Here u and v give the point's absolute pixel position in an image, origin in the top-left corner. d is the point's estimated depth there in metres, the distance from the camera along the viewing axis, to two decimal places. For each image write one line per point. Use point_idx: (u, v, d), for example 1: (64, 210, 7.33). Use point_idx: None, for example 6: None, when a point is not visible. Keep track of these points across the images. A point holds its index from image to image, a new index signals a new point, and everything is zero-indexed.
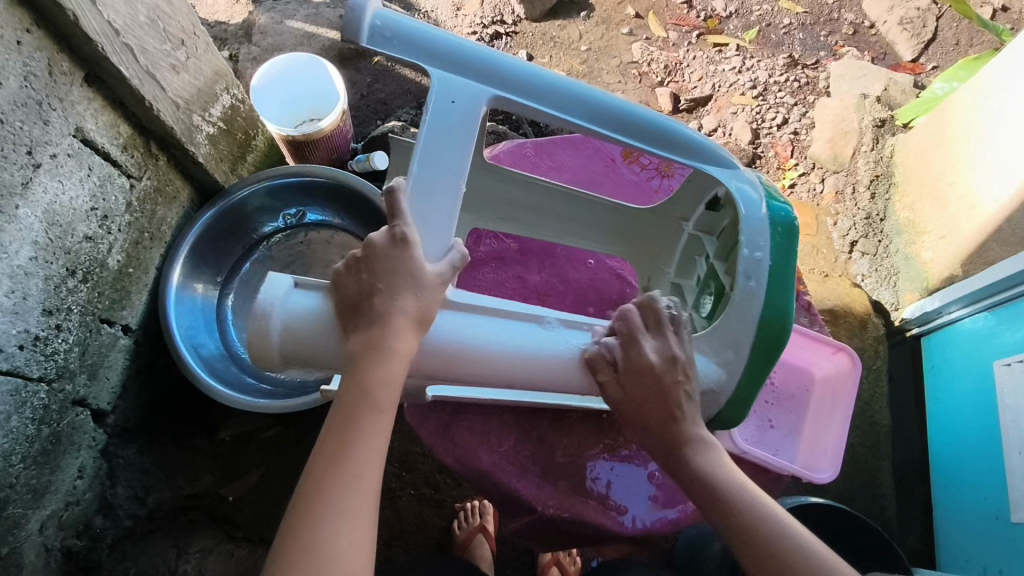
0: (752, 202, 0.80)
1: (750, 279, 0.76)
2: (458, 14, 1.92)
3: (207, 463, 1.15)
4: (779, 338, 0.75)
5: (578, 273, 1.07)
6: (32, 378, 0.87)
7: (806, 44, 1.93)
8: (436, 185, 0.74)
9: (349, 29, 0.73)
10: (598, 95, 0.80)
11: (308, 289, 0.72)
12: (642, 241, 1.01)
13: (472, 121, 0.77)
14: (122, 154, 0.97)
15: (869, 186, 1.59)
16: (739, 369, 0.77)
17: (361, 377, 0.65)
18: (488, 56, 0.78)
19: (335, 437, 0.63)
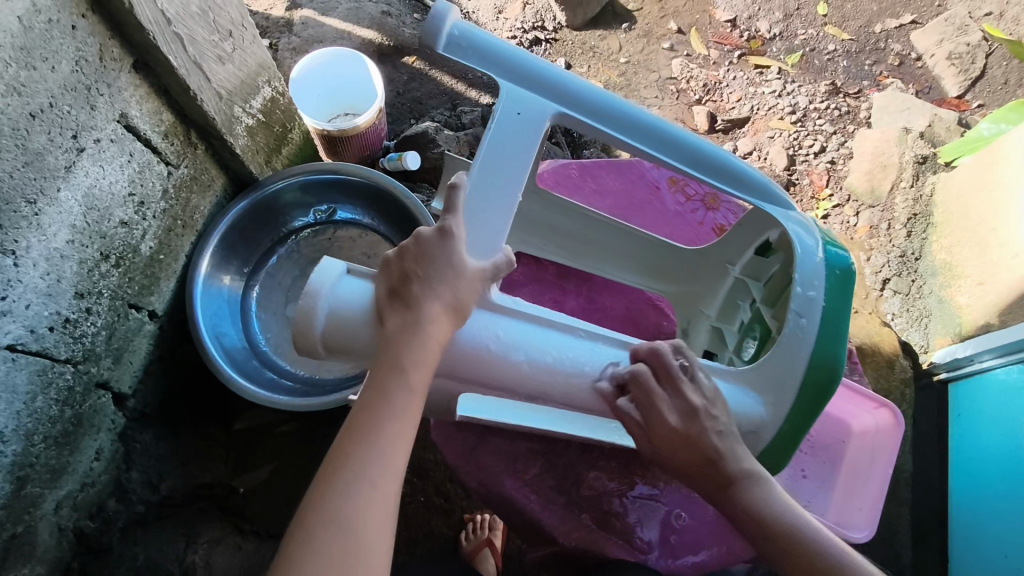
0: (809, 246, 0.79)
1: (801, 318, 0.74)
2: (499, 18, 1.92)
3: (221, 453, 1.15)
4: (829, 385, 0.73)
5: (615, 301, 1.04)
6: (59, 359, 0.87)
7: (850, 72, 1.90)
8: (492, 191, 0.73)
9: (428, 35, 0.73)
10: (664, 123, 0.80)
11: (358, 277, 0.71)
12: (684, 279, 1.00)
13: (536, 134, 0.76)
14: (162, 142, 0.97)
15: (906, 224, 1.55)
16: (785, 412, 0.75)
17: (392, 357, 0.63)
18: (560, 74, 0.78)
19: (368, 408, 0.62)
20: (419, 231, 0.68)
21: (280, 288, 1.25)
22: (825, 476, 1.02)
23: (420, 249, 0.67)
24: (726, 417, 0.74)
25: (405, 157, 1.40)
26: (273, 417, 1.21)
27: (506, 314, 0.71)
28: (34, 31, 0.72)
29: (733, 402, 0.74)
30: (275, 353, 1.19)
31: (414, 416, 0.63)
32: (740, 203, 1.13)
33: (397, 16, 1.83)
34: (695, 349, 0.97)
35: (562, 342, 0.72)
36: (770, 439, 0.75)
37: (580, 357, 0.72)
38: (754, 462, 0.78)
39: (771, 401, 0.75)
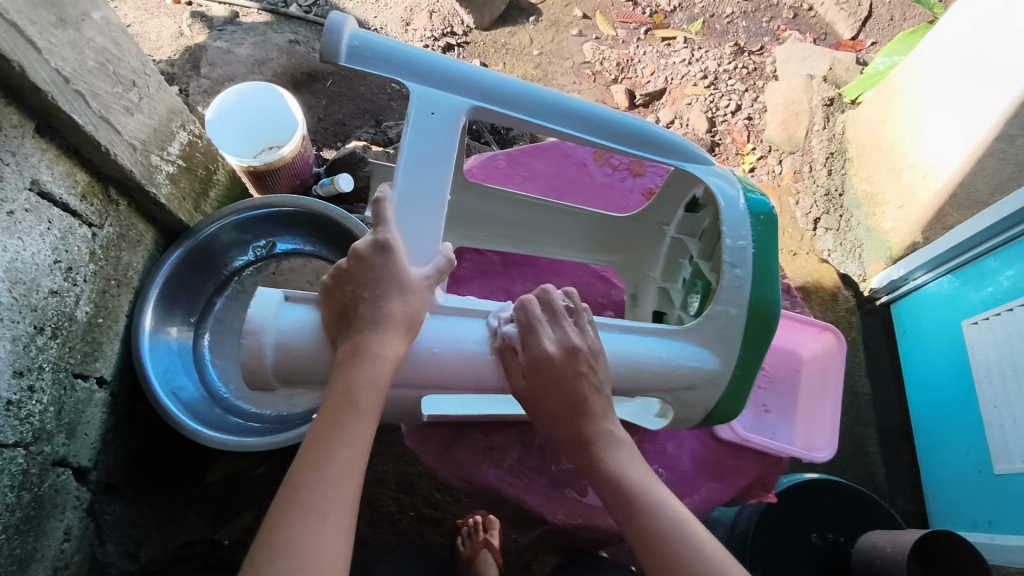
0: (731, 196, 0.82)
1: (736, 268, 0.78)
2: (408, 29, 1.92)
3: (199, 508, 1.11)
4: (769, 323, 0.78)
5: (562, 280, 1.07)
6: (7, 444, 0.84)
7: (750, 31, 1.99)
8: (421, 196, 0.73)
9: (327, 49, 0.71)
10: (575, 102, 0.81)
11: (298, 303, 0.71)
12: (625, 247, 1.04)
13: (453, 131, 0.76)
14: (81, 204, 0.94)
15: (824, 164, 1.64)
16: (734, 359, 0.78)
17: (343, 382, 0.64)
18: (467, 68, 0.78)
19: (319, 433, 0.62)
20: (357, 249, 0.68)
21: (230, 330, 1.21)
22: (786, 407, 1.07)
23: (363, 265, 0.68)
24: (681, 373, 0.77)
25: (337, 180, 1.40)
26: (246, 463, 1.18)
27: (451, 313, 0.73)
28: None
29: (685, 357, 0.77)
30: (235, 396, 1.16)
31: (365, 439, 0.63)
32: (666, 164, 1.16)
33: (305, 43, 1.82)
34: (646, 312, 1.01)
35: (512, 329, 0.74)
36: (725, 384, 0.79)
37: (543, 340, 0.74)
38: (715, 411, 0.81)
39: (721, 350, 0.78)
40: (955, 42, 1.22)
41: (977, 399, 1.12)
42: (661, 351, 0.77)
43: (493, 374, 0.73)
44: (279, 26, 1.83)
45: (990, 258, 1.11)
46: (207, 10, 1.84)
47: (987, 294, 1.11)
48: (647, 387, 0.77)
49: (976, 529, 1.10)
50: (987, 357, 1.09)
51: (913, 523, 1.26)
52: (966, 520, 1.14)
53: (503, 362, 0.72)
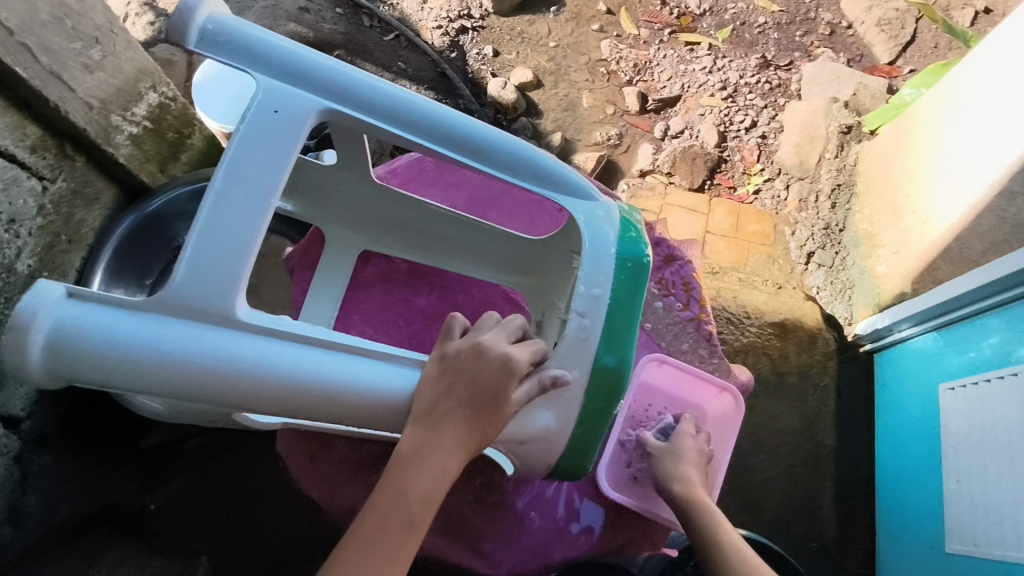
0: (603, 238, 0.80)
1: (584, 318, 0.76)
2: (423, 8, 1.88)
3: (127, 470, 1.13)
4: (615, 387, 0.76)
5: (467, 297, 1.03)
6: None
7: (780, 45, 1.88)
8: (242, 198, 0.66)
9: (174, 31, 0.68)
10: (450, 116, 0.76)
11: (85, 301, 0.62)
12: (532, 271, 0.97)
13: (298, 130, 0.70)
14: (30, 156, 0.94)
15: (830, 196, 1.55)
16: (573, 418, 0.75)
17: (400, 486, 0.65)
18: (327, 66, 0.73)
19: (363, 530, 0.64)
20: (484, 343, 0.70)
21: None
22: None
23: (477, 364, 0.68)
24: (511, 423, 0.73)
25: None
26: (184, 431, 1.19)
27: (239, 327, 0.64)
28: None
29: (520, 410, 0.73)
30: None
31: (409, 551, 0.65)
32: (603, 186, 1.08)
33: (316, 12, 1.80)
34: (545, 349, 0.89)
35: (310, 354, 0.66)
36: (563, 443, 0.75)
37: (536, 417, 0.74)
38: (558, 468, 0.77)
39: (560, 407, 0.74)
40: (976, 81, 1.11)
41: (941, 469, 1.04)
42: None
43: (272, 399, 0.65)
44: None
45: (975, 321, 1.03)
46: None
47: (967, 359, 1.02)
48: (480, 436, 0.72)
49: None
50: (956, 427, 1.01)
51: None
52: None
53: (286, 388, 0.65)
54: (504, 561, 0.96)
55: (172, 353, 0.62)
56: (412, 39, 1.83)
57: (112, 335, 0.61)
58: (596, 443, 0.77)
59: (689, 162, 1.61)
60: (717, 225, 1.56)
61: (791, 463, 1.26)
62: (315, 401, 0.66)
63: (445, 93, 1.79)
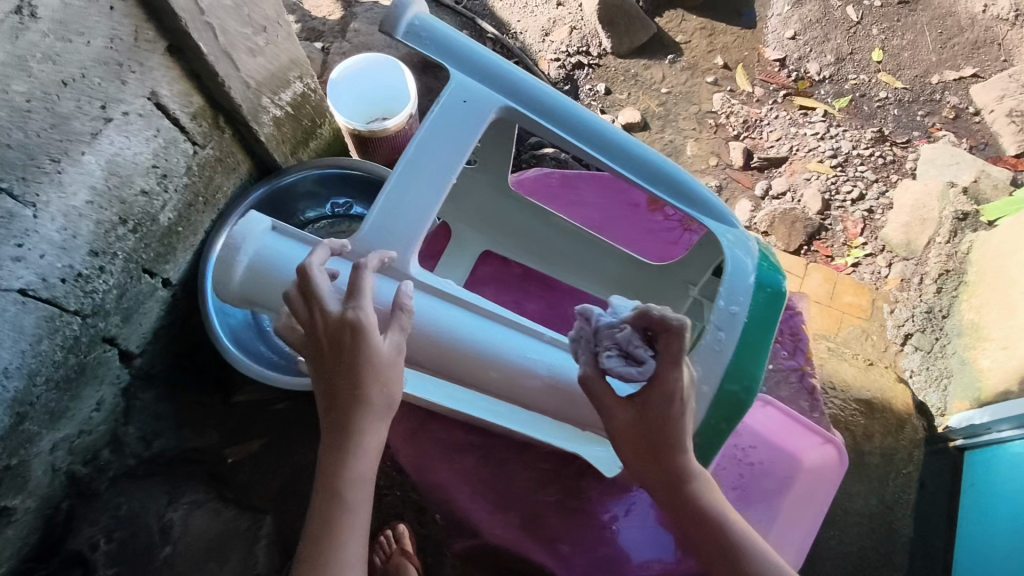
0: (743, 267, 0.87)
1: (721, 332, 0.84)
2: (545, 40, 1.97)
3: (216, 422, 1.22)
4: (740, 402, 0.83)
5: (575, 309, 1.14)
6: (68, 310, 0.94)
7: (900, 122, 1.84)
8: (424, 174, 0.85)
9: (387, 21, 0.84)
10: (609, 131, 0.89)
11: (282, 235, 0.87)
12: (646, 293, 1.06)
13: (480, 123, 0.87)
14: (190, 122, 1.04)
15: (936, 280, 1.50)
16: (699, 420, 0.83)
17: (333, 479, 0.75)
18: (512, 72, 0.89)
19: (322, 529, 0.75)
20: (353, 324, 0.73)
21: None
22: (768, 506, 1.12)
23: (346, 341, 0.73)
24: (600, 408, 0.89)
25: None
26: (268, 395, 1.24)
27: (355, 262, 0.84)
28: (72, 7, 0.77)
29: (613, 400, 0.88)
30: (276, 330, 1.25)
31: (359, 528, 0.76)
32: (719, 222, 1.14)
33: None
34: None
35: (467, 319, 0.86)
36: (686, 438, 0.84)
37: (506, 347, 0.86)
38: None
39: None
40: None
41: None
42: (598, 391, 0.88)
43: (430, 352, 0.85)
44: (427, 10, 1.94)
45: None
46: None
47: None
48: (573, 413, 0.89)
49: None
50: None
51: None
52: None
53: None
54: (573, 562, 1.08)
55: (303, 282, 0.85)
56: (530, 67, 1.90)
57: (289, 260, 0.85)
58: (710, 450, 0.86)
59: (788, 224, 1.60)
60: (813, 290, 1.46)
61: (860, 546, 1.20)
62: (464, 357, 0.85)
63: None
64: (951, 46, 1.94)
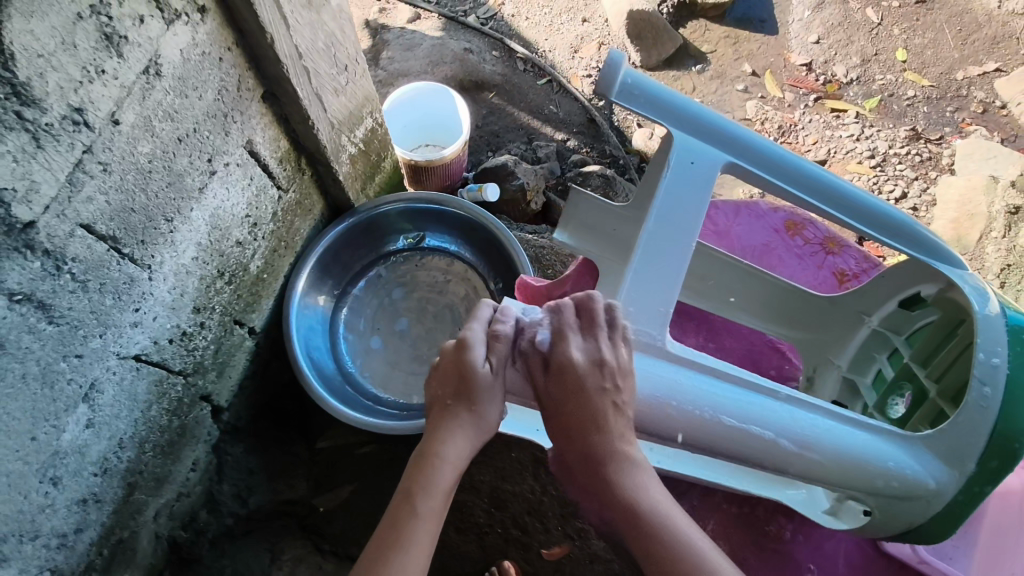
0: (981, 300, 0.74)
1: (985, 387, 0.69)
2: (574, 56, 1.96)
3: (304, 471, 1.15)
4: (1010, 452, 0.68)
5: (735, 342, 1.03)
6: (173, 371, 0.91)
7: (931, 118, 1.87)
8: (672, 240, 0.72)
9: (604, 82, 0.74)
10: (828, 177, 0.78)
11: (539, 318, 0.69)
12: (812, 326, 0.96)
13: (712, 181, 0.75)
14: (278, 167, 1.02)
15: (998, 275, 1.51)
16: (960, 484, 0.70)
17: (411, 483, 0.63)
18: (727, 124, 0.77)
19: (386, 535, 0.61)
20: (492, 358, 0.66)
21: (368, 307, 1.26)
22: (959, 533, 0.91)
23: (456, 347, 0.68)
24: (892, 479, 0.70)
25: (486, 188, 1.49)
26: (353, 438, 1.18)
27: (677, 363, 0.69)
28: (191, 62, 0.76)
29: (904, 467, 0.70)
30: (362, 375, 1.19)
31: (425, 549, 0.61)
32: (862, 248, 1.07)
33: (477, 53, 1.91)
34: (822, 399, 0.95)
35: (752, 400, 0.68)
36: (941, 507, 0.71)
37: (813, 430, 0.69)
38: (916, 529, 0.74)
39: (948, 470, 0.70)
40: None
41: None
42: (890, 459, 0.70)
43: (723, 444, 0.68)
44: (455, 35, 1.94)
45: None
46: (392, 9, 2.00)
47: None
48: (852, 488, 0.71)
49: None
50: None
51: None
52: None
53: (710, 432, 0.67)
54: None
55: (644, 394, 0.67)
56: (564, 85, 1.89)
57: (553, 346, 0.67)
58: (960, 518, 0.72)
59: None
60: None
61: None
62: (756, 444, 0.68)
63: (593, 138, 1.82)
64: (971, 42, 1.98)
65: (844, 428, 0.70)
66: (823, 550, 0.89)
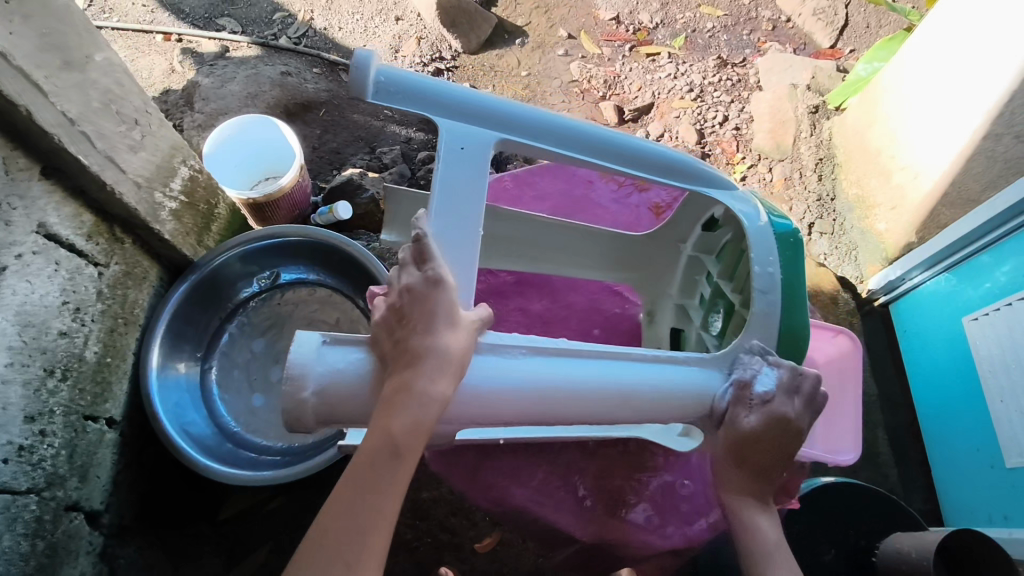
0: (755, 218, 0.86)
1: (768, 295, 0.82)
2: (397, 57, 1.94)
3: (211, 546, 1.11)
4: (798, 347, 0.83)
5: (578, 296, 1.17)
6: (20, 491, 0.83)
7: (732, 44, 2.03)
8: (456, 226, 0.75)
9: (356, 85, 0.74)
10: (593, 131, 0.84)
11: (340, 344, 0.70)
12: (641, 265, 1.07)
13: (485, 161, 0.78)
14: (88, 244, 0.94)
15: (815, 169, 1.66)
16: (754, 387, 0.79)
17: (388, 403, 0.67)
18: (488, 99, 0.80)
19: (379, 431, 0.66)
20: (407, 281, 0.70)
21: (237, 366, 1.20)
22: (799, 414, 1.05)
23: (431, 366, 0.67)
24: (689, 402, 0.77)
25: (336, 207, 1.46)
26: (258, 496, 1.15)
27: (528, 355, 0.72)
28: None
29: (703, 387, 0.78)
30: (247, 431, 1.15)
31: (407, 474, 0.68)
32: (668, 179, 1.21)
33: (297, 74, 1.85)
34: (665, 327, 1.06)
35: (606, 367, 0.74)
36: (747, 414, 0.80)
37: (667, 379, 0.76)
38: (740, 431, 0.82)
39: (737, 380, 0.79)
40: (920, 51, 1.31)
41: (982, 395, 1.15)
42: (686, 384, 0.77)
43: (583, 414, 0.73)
44: (270, 60, 1.87)
45: (920, 290, 1.31)
46: (196, 46, 1.88)
47: (942, 319, 1.26)
48: (684, 409, 0.78)
49: (993, 523, 1.13)
50: (989, 350, 1.13)
51: (931, 522, 1.27)
52: (980, 516, 1.16)
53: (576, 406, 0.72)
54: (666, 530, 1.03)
55: (520, 390, 0.71)
56: None
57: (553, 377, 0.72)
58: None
59: None
60: None
61: None
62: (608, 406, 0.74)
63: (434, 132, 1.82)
64: None
65: (676, 368, 0.78)
66: (691, 464, 1.06)
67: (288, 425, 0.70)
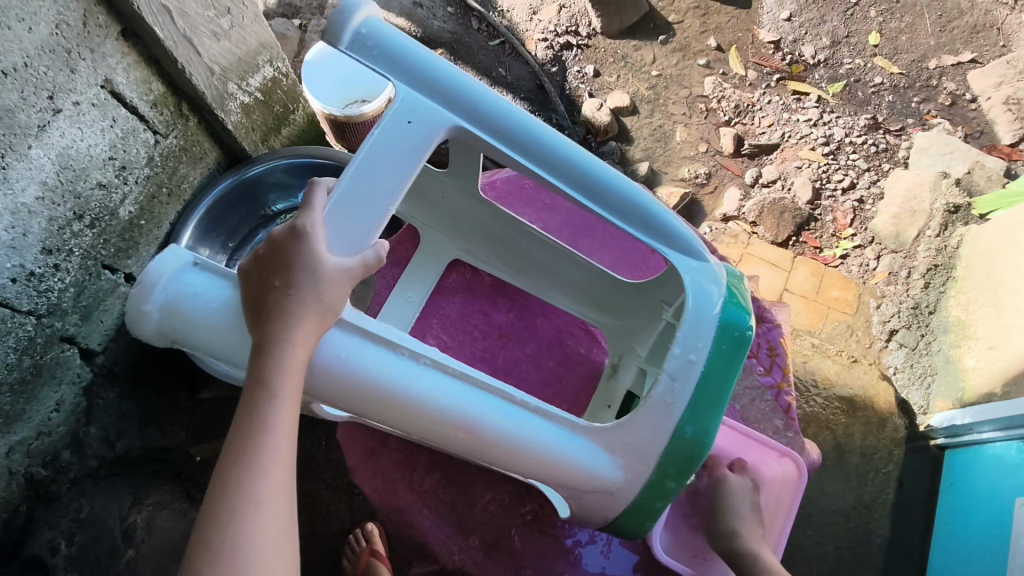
0: (708, 299, 0.81)
1: (675, 381, 0.78)
2: (533, 18, 1.85)
3: (183, 419, 1.20)
4: (693, 459, 0.79)
5: (546, 325, 1.14)
6: (20, 310, 0.90)
7: (895, 108, 1.79)
8: (372, 195, 0.75)
9: (331, 32, 0.75)
10: (559, 149, 0.81)
11: (202, 270, 0.74)
12: (621, 314, 1.07)
13: (428, 142, 0.78)
14: (151, 111, 0.98)
15: (925, 274, 1.47)
16: (642, 481, 0.79)
17: (262, 343, 0.68)
18: (463, 84, 0.80)
19: (254, 376, 0.67)
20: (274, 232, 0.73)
21: None
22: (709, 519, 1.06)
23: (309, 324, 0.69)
24: (573, 471, 0.77)
25: None
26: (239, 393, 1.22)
27: (420, 364, 0.74)
28: None
29: (588, 460, 0.78)
30: None
31: (292, 415, 0.67)
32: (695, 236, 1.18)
33: (428, 8, 1.83)
34: (620, 385, 1.05)
35: (490, 405, 0.75)
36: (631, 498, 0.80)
37: (547, 441, 0.76)
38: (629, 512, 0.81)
39: (629, 465, 0.79)
40: None
41: None
42: (569, 448, 0.77)
43: (449, 437, 0.74)
44: None
45: (987, 448, 1.15)
46: None
47: (1000, 489, 1.09)
48: (551, 476, 0.77)
49: None
50: None
51: None
52: None
53: (447, 431, 0.74)
54: None
55: (398, 396, 0.72)
56: (516, 48, 1.80)
57: (433, 396, 0.73)
58: (654, 510, 0.81)
59: (777, 215, 1.56)
60: (797, 285, 1.46)
61: (839, 547, 1.23)
62: (483, 443, 0.75)
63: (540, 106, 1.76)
64: (950, 30, 1.88)
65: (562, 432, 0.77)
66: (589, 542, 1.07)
67: (132, 329, 0.73)
